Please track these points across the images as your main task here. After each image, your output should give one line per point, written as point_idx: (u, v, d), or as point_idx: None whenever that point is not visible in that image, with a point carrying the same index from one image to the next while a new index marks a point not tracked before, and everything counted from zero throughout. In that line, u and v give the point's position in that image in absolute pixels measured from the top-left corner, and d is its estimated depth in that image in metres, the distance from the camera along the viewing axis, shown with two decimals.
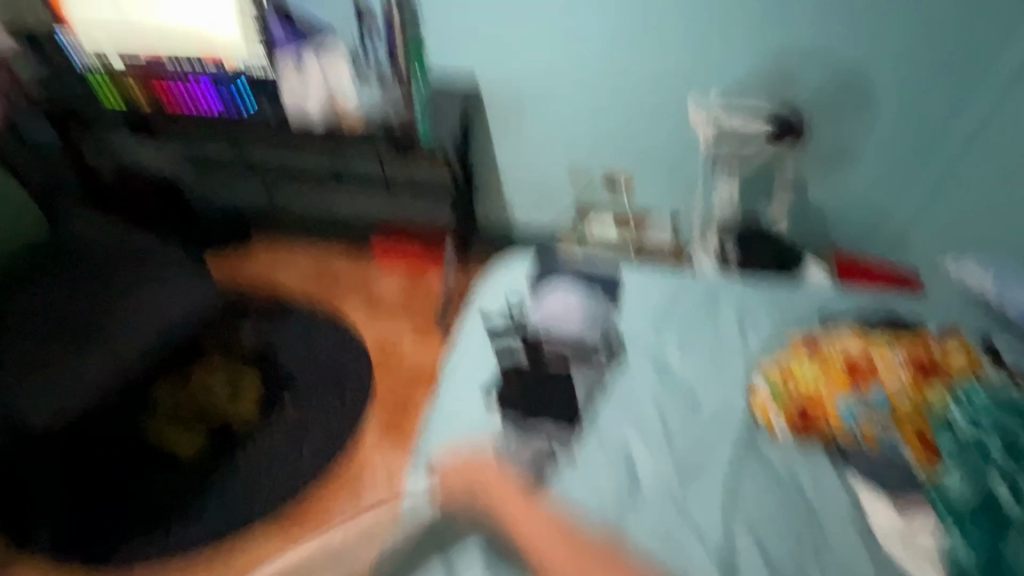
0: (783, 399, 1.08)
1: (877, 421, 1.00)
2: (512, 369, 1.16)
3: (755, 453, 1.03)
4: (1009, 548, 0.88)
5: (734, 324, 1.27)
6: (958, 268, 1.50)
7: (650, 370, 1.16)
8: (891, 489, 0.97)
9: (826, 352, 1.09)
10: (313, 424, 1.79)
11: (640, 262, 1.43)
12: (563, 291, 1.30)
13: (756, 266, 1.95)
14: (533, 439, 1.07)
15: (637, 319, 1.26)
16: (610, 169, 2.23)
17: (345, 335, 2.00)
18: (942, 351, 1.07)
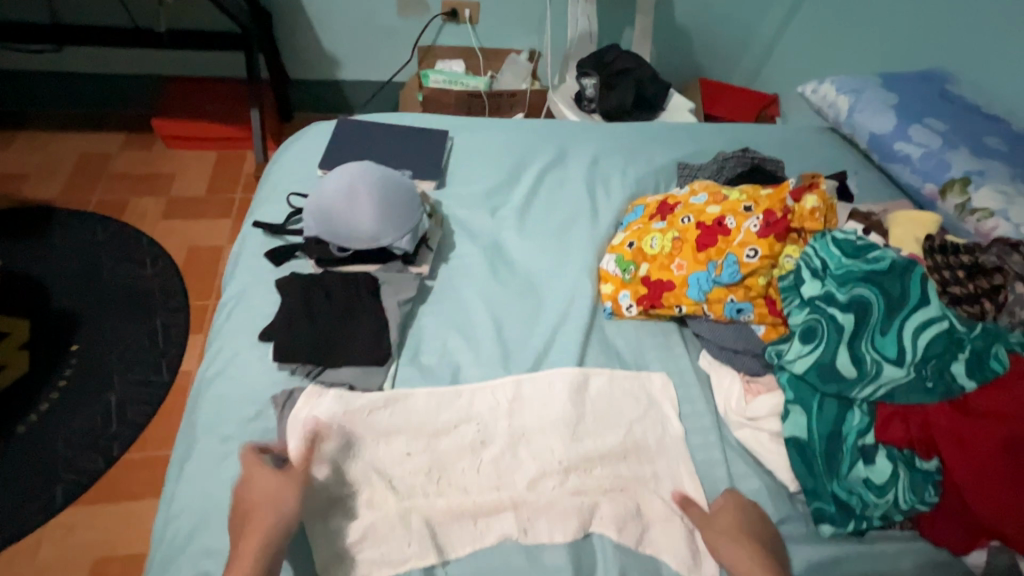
0: (633, 280, 0.91)
1: (730, 297, 0.82)
2: (292, 295, 0.83)
3: (602, 341, 0.89)
4: (853, 430, 0.70)
5: (580, 187, 1.10)
6: (815, 93, 1.40)
7: (483, 262, 0.96)
8: (748, 373, 0.82)
9: (679, 218, 0.90)
10: (114, 370, 1.47)
11: (472, 126, 1.20)
12: (351, 174, 0.88)
13: (618, 109, 1.68)
14: (319, 389, 0.76)
15: (469, 197, 1.05)
16: (452, 1, 1.83)
17: (151, 250, 1.71)
18: (805, 196, 0.81)
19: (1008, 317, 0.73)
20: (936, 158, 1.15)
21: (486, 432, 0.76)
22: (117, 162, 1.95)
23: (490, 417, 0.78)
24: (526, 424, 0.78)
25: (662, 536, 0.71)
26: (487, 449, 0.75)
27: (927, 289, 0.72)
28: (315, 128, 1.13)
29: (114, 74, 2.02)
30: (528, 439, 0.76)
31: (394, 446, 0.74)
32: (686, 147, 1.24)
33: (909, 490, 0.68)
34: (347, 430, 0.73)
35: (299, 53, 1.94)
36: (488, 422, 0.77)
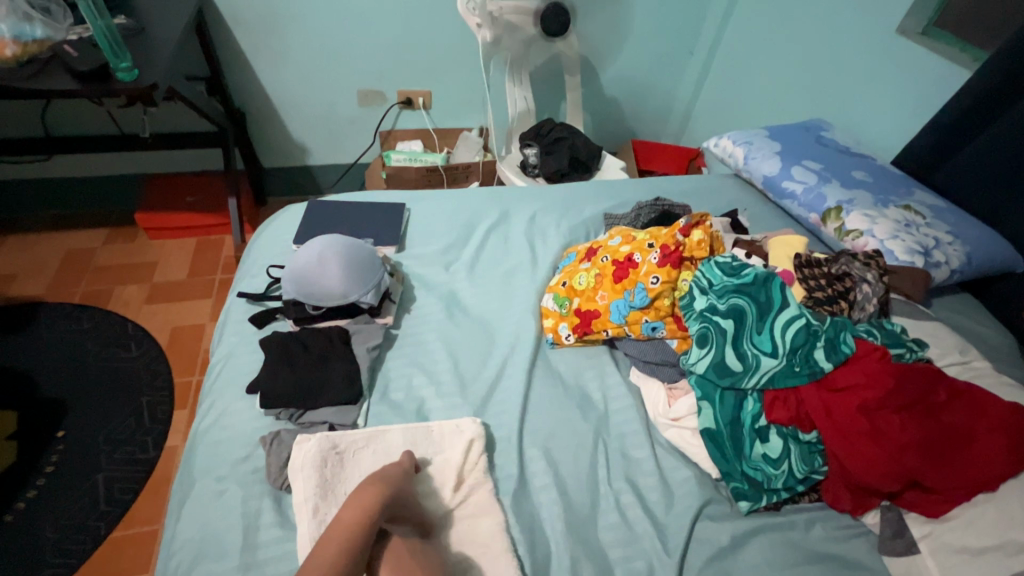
0: (569, 312, 1.07)
1: (644, 318, 0.98)
2: (274, 350, 0.96)
3: (547, 367, 1.04)
4: (750, 415, 0.87)
5: (521, 241, 1.28)
6: (717, 146, 1.65)
7: (441, 310, 1.11)
8: (669, 380, 0.98)
9: (600, 258, 1.08)
10: (101, 451, 1.52)
11: (426, 197, 1.39)
12: (320, 244, 1.04)
13: (557, 171, 1.91)
14: (302, 430, 0.89)
15: (425, 256, 1.22)
16: (407, 92, 2.09)
17: (137, 334, 1.81)
18: (692, 231, 1.01)
19: (860, 311, 0.93)
20: (816, 192, 1.38)
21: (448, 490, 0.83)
22: (102, 256, 2.08)
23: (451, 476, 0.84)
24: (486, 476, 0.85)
25: (616, 536, 0.82)
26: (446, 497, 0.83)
27: (786, 294, 0.92)
28: (288, 209, 1.31)
29: (99, 176, 2.19)
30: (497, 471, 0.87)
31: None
32: (612, 200, 1.45)
33: (801, 462, 0.83)
34: (339, 463, 0.84)
35: (272, 146, 2.16)
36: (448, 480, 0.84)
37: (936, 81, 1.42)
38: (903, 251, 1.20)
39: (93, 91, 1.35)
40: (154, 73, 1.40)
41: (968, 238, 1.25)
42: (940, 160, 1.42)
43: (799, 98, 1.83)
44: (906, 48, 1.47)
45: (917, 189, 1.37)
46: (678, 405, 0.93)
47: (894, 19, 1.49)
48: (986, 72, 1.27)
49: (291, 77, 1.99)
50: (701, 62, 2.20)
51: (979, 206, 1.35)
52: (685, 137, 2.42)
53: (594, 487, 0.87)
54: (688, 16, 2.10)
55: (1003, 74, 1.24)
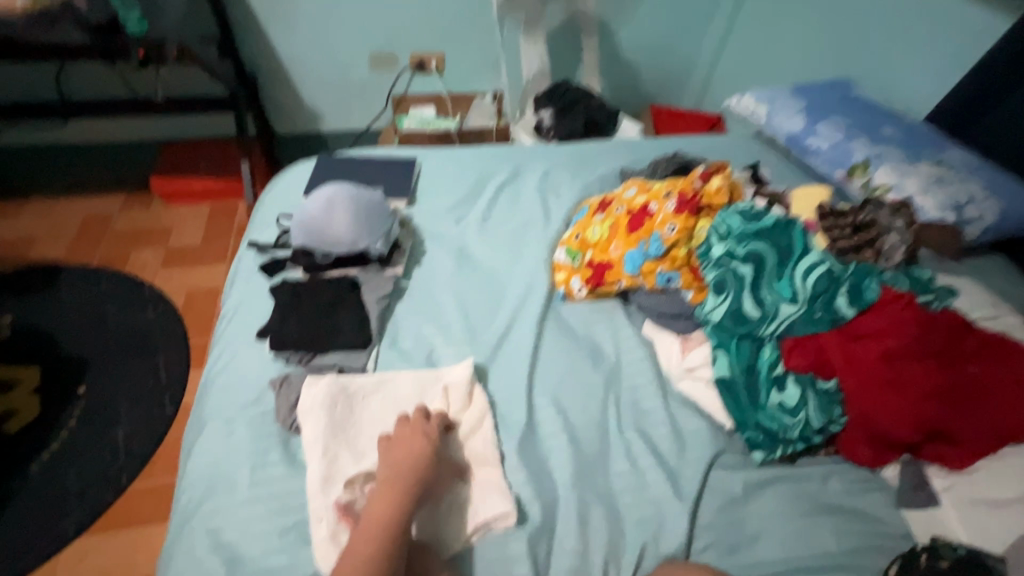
0: (581, 264, 1.04)
1: (659, 268, 0.96)
2: (284, 297, 0.96)
3: (557, 320, 1.02)
4: (767, 363, 0.84)
5: (533, 197, 1.25)
6: (739, 104, 1.59)
7: (451, 263, 1.09)
8: (683, 332, 0.95)
9: (614, 210, 1.05)
10: (120, 407, 1.55)
11: (437, 154, 1.37)
12: (328, 191, 1.03)
13: (572, 133, 1.88)
14: (310, 374, 0.88)
15: (436, 211, 1.20)
16: (419, 54, 2.06)
17: (154, 296, 1.83)
18: (711, 179, 0.98)
19: (886, 260, 0.89)
20: (842, 148, 1.32)
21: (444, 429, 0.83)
22: (119, 221, 2.10)
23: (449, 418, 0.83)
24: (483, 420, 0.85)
25: (625, 483, 0.81)
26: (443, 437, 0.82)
27: (809, 241, 0.90)
28: (298, 164, 1.29)
29: (115, 142, 2.20)
30: (506, 419, 0.87)
31: (386, 421, 0.83)
32: (627, 159, 1.41)
33: (819, 411, 0.80)
34: (347, 405, 0.84)
35: (284, 111, 2.15)
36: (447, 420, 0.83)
37: (975, 29, 1.34)
38: (934, 207, 1.15)
39: None
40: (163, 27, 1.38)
41: (1004, 193, 1.19)
42: (976, 114, 1.34)
43: (826, 56, 1.74)
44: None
45: (951, 144, 1.30)
46: (692, 357, 0.91)
47: None
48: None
49: (302, 38, 1.96)
50: (723, 22, 2.12)
51: (1015, 163, 1.28)
52: (705, 102, 2.34)
53: (603, 435, 0.86)
54: None
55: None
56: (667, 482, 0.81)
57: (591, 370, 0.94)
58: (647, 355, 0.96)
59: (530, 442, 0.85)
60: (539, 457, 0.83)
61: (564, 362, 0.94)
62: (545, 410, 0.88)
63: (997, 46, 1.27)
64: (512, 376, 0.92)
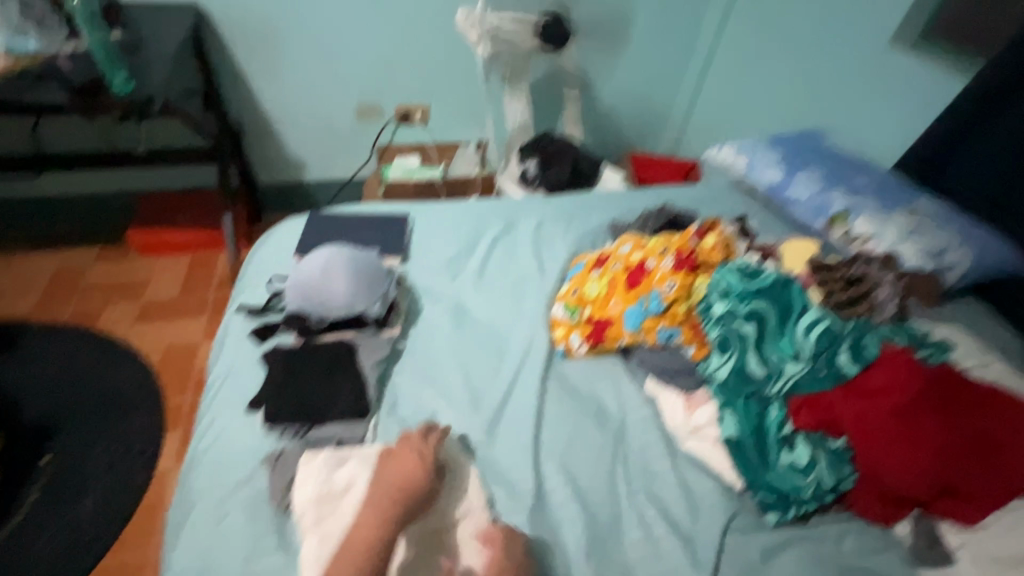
0: (580, 321, 1.04)
1: (660, 325, 0.97)
2: (277, 365, 0.92)
3: (559, 378, 1.00)
4: (774, 423, 0.84)
5: (527, 251, 1.26)
6: (718, 155, 1.65)
7: (448, 321, 1.08)
8: (687, 389, 0.93)
9: (611, 266, 1.06)
10: (89, 476, 1.45)
11: (428, 208, 1.37)
12: (324, 254, 1.01)
13: (559, 183, 1.92)
14: (307, 447, 0.84)
15: (431, 267, 1.19)
16: (405, 106, 2.09)
17: (128, 353, 1.75)
18: (706, 237, 1.01)
19: (879, 314, 0.92)
20: (820, 198, 1.38)
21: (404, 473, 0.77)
22: (91, 275, 2.02)
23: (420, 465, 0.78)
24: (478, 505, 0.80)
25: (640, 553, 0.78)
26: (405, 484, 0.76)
27: (805, 298, 0.92)
28: (288, 222, 1.27)
29: (90, 194, 2.14)
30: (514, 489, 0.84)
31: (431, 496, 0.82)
32: (616, 210, 1.44)
33: (830, 471, 0.80)
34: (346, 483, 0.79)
35: (268, 161, 2.14)
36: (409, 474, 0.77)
37: (932, 88, 1.44)
38: (913, 255, 1.20)
39: (88, 105, 1.33)
40: (151, 86, 1.38)
41: (976, 240, 1.24)
42: (942, 165, 1.42)
43: (795, 109, 1.84)
44: (901, 58, 1.49)
45: (922, 196, 1.36)
46: (697, 415, 0.89)
47: (887, 30, 1.52)
48: (988, 74, 1.28)
49: (289, 92, 1.98)
50: (695, 76, 2.23)
51: (988, 207, 1.34)
52: (681, 149, 2.43)
53: (614, 502, 0.84)
54: (681, 32, 2.13)
55: (1005, 75, 1.25)
56: (682, 549, 0.79)
57: (599, 433, 0.92)
58: (651, 414, 0.94)
59: (540, 513, 0.81)
60: (550, 529, 0.80)
61: (569, 424, 0.93)
62: (553, 477, 0.86)
63: (958, 100, 1.33)
64: (518, 441, 0.89)
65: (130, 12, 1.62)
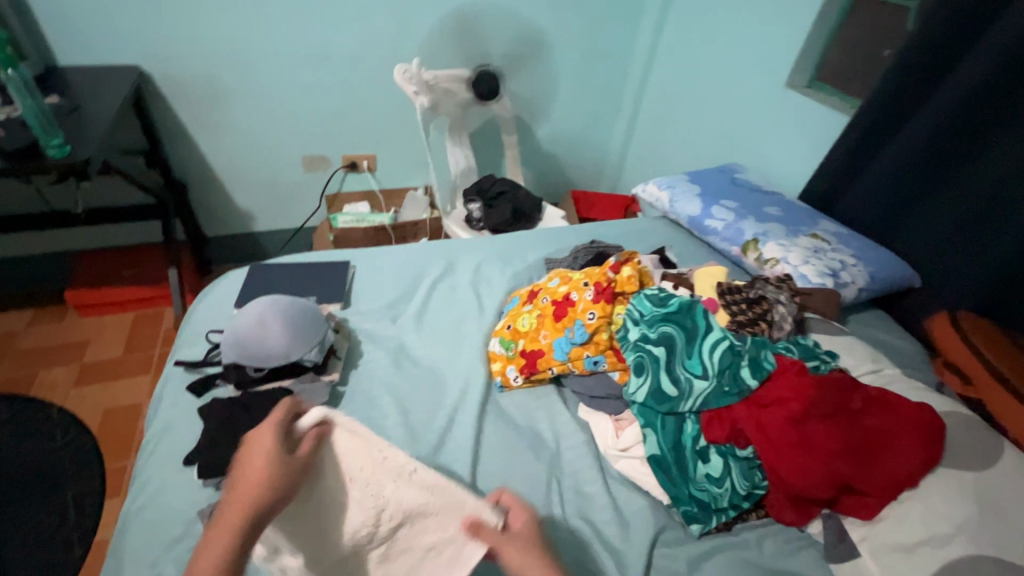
0: (515, 354, 1.09)
1: (586, 353, 1.03)
2: (214, 417, 0.93)
3: (497, 411, 1.05)
4: (690, 437, 0.91)
5: (466, 290, 1.32)
6: (645, 191, 1.78)
7: (389, 363, 1.11)
8: (615, 412, 1.01)
9: (540, 300, 1.13)
10: (19, 553, 1.37)
11: (370, 254, 1.41)
12: (260, 305, 1.04)
13: (501, 223, 2.00)
14: None
15: (372, 312, 1.23)
16: (352, 156, 2.16)
17: (64, 418, 1.68)
18: (622, 268, 1.09)
19: (778, 330, 1.01)
20: (734, 227, 1.51)
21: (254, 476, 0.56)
22: (27, 339, 1.95)
23: (280, 470, 0.57)
24: (384, 496, 0.67)
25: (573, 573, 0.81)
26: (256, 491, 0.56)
27: (710, 319, 1.00)
28: (229, 275, 1.29)
29: (27, 255, 2.09)
30: None
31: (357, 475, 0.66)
32: (552, 246, 1.53)
33: (742, 477, 0.87)
34: None
35: (214, 213, 2.14)
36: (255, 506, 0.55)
37: (824, 124, 1.62)
38: (816, 274, 1.32)
39: (21, 167, 1.33)
40: (88, 148, 1.40)
41: (868, 257, 1.39)
42: (838, 193, 1.58)
43: (713, 146, 2.01)
44: (796, 100, 1.67)
45: (821, 219, 1.52)
46: (624, 436, 0.96)
47: (782, 76, 1.71)
48: (870, 105, 1.43)
49: (236, 148, 2.02)
50: (626, 118, 2.41)
51: (887, 223, 1.47)
52: (619, 185, 2.59)
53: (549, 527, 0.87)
54: (609, 80, 2.31)
55: (885, 104, 1.40)
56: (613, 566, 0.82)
57: (534, 461, 0.96)
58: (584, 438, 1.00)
59: None
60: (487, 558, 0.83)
61: (505, 454, 0.96)
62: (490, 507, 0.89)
63: (850, 129, 1.48)
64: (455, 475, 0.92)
65: (67, 78, 1.63)
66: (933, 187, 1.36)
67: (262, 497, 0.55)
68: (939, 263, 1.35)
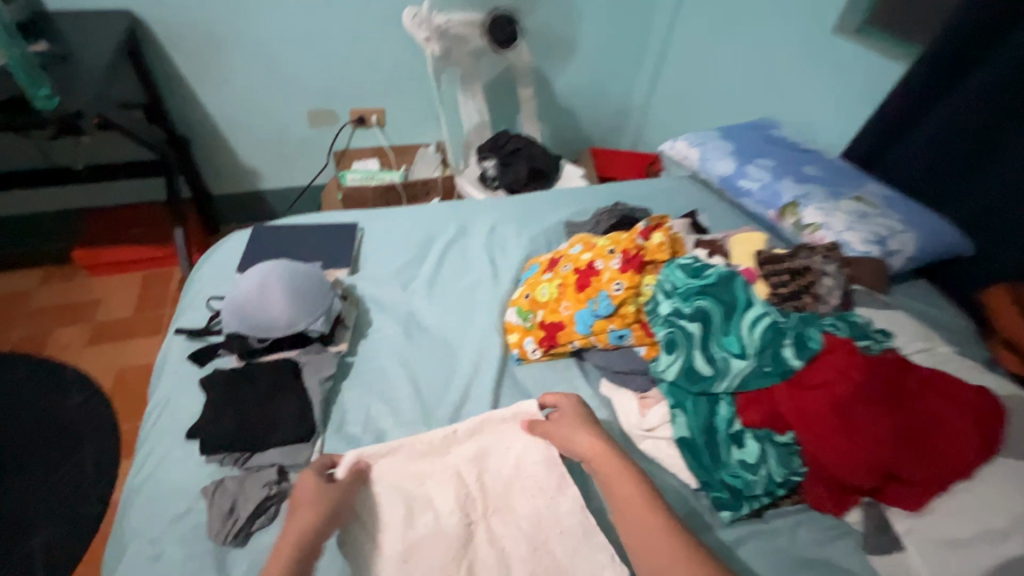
0: (533, 325, 1.02)
1: (610, 326, 0.95)
2: (216, 389, 0.88)
3: (513, 385, 0.99)
4: (723, 420, 0.84)
5: (480, 255, 1.23)
6: (672, 149, 1.65)
7: (399, 332, 1.05)
8: (640, 390, 0.94)
9: (561, 268, 1.04)
10: (38, 511, 1.37)
11: (378, 215, 1.33)
12: (262, 271, 0.97)
13: (516, 182, 1.89)
14: (249, 476, 0.81)
15: (380, 277, 1.16)
16: (359, 110, 2.04)
17: (76, 379, 1.67)
18: (652, 235, 0.99)
19: (824, 304, 0.93)
20: (770, 188, 1.39)
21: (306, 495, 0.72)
22: (36, 299, 1.93)
23: (325, 491, 0.73)
24: (450, 464, 0.84)
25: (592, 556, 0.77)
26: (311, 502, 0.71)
27: (750, 293, 0.92)
28: (231, 237, 1.23)
29: (32, 213, 2.04)
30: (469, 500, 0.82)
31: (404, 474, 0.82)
32: (572, 208, 1.43)
33: (780, 464, 0.80)
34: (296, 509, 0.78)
35: (218, 170, 2.06)
36: (301, 531, 0.68)
37: (874, 75, 1.46)
38: (860, 241, 1.22)
39: (10, 122, 1.27)
40: (79, 99, 1.31)
41: (919, 223, 1.27)
42: (883, 150, 1.44)
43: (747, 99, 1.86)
44: (845, 47, 1.51)
45: (867, 180, 1.39)
46: (650, 416, 0.89)
47: (830, 20, 1.54)
48: (938, 44, 1.25)
49: (238, 102, 1.91)
50: (651, 70, 2.24)
51: (935, 181, 1.35)
52: (641, 142, 2.44)
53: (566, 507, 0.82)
54: (635, 26, 2.12)
55: (956, 44, 1.22)
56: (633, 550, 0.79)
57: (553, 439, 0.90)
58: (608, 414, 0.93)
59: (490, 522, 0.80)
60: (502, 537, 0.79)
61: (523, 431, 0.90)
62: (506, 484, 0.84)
63: (911, 71, 1.31)
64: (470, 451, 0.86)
65: (56, 23, 1.53)
66: (996, 143, 1.23)
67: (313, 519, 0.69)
68: (996, 226, 1.24)
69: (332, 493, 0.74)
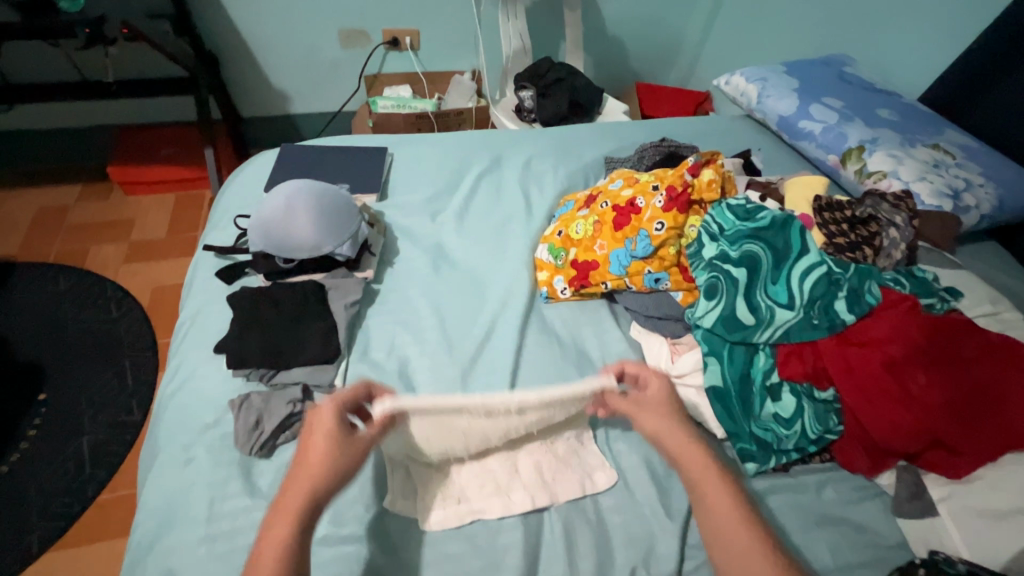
0: (565, 264, 0.98)
1: (647, 268, 0.91)
2: (243, 307, 0.88)
3: (541, 323, 0.95)
4: (760, 371, 0.80)
5: (513, 189, 1.17)
6: (728, 84, 1.52)
7: (427, 264, 1.02)
8: (673, 335, 0.90)
9: (599, 205, 0.98)
10: (84, 415, 1.45)
11: (410, 141, 1.28)
12: (288, 190, 0.94)
13: (554, 116, 1.78)
14: (274, 392, 0.81)
15: (410, 206, 1.12)
16: (393, 31, 1.93)
17: (115, 293, 1.72)
18: (702, 170, 0.91)
19: (886, 259, 0.86)
20: (835, 131, 1.26)
21: (317, 448, 0.59)
22: (74, 215, 1.97)
23: (340, 448, 0.59)
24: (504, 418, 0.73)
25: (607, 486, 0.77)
26: (320, 461, 0.58)
27: (807, 240, 0.85)
28: (259, 157, 1.19)
29: (68, 128, 2.05)
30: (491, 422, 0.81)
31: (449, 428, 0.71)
32: (613, 144, 1.33)
33: (814, 420, 0.77)
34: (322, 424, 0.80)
35: (249, 91, 2.00)
36: (316, 486, 0.56)
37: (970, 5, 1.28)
38: (931, 195, 1.11)
39: (38, 27, 1.25)
40: None
41: (1001, 179, 1.14)
42: (975, 94, 1.28)
43: (816, 32, 1.67)
44: None
45: (947, 128, 1.25)
46: (680, 362, 0.84)
47: None
48: None
49: (267, 17, 1.83)
50: None
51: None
52: (693, 79, 2.25)
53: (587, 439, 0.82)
54: None
55: None
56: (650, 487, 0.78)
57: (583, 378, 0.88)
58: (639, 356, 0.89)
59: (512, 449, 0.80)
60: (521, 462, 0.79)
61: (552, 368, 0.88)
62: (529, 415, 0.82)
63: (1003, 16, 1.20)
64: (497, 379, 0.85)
65: None
66: None
67: (321, 481, 0.56)
68: None
69: (348, 450, 0.60)
